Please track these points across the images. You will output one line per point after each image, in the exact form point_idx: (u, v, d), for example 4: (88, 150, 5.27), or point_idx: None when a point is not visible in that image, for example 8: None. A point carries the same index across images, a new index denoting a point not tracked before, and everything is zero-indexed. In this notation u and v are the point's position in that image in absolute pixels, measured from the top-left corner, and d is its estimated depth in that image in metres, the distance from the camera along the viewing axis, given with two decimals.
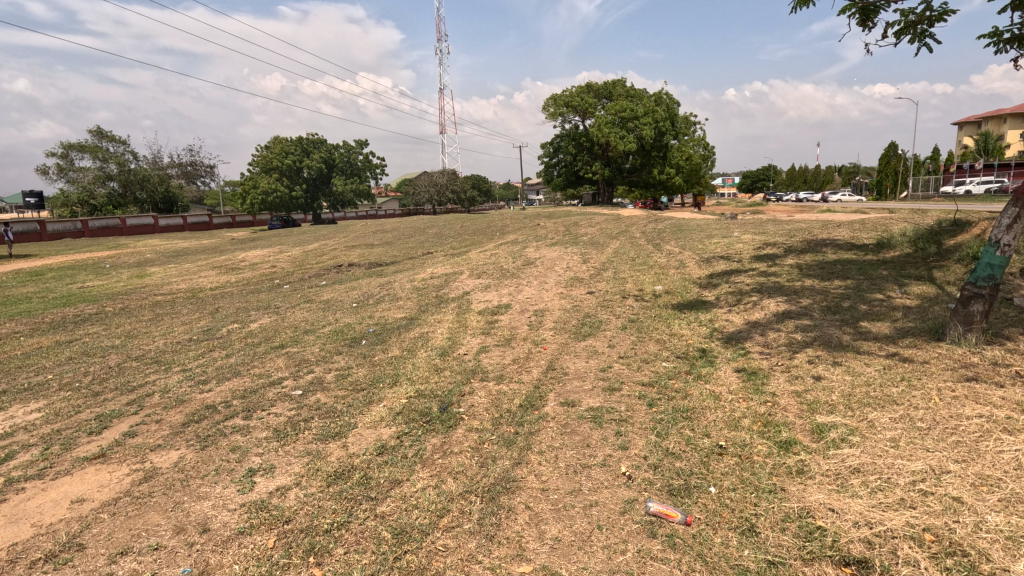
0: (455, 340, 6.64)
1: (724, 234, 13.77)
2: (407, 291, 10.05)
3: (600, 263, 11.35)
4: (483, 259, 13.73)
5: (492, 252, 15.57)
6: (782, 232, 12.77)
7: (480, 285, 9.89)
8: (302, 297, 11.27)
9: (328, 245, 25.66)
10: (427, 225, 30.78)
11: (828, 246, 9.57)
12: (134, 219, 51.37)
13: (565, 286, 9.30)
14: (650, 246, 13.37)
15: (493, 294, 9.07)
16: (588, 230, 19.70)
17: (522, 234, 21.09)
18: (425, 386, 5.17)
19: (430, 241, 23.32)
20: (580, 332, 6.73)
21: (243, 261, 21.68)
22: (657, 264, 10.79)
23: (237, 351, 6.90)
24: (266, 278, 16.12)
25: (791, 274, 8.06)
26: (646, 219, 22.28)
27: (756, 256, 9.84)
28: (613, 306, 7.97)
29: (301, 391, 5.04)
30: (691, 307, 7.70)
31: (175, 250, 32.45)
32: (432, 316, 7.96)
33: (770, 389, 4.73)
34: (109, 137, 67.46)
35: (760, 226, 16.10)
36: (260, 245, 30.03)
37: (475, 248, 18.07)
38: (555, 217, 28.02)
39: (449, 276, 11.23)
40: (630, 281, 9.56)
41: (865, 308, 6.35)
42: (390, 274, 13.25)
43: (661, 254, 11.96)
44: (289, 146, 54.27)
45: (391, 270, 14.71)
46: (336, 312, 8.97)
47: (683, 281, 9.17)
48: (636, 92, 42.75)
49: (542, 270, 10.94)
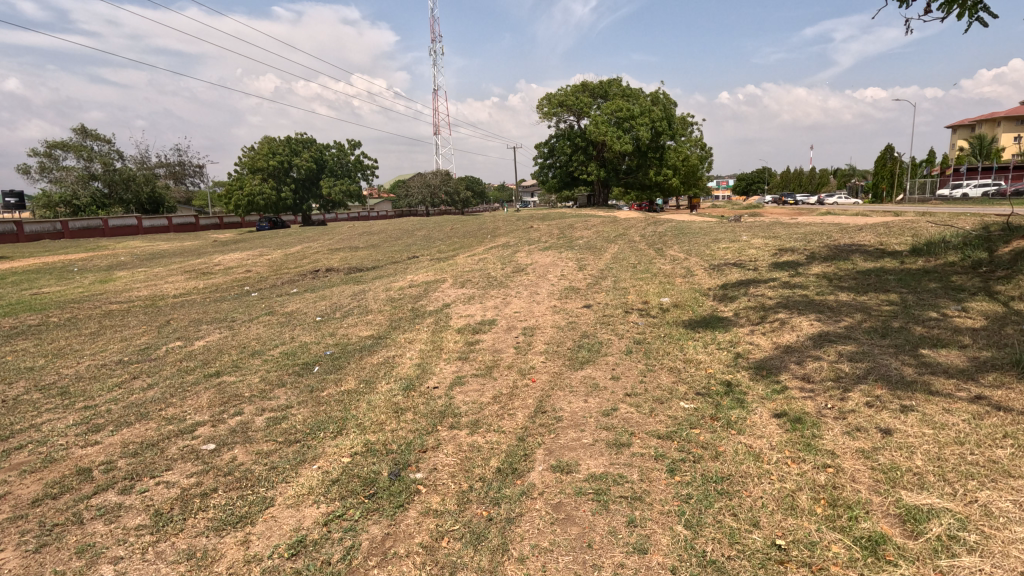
0: (426, 369, 5.51)
1: (731, 239, 12.69)
2: (380, 302, 8.90)
3: (597, 270, 10.24)
4: (469, 265, 12.60)
5: (481, 257, 14.45)
6: (796, 236, 11.72)
7: (463, 295, 8.78)
8: (264, 308, 10.09)
9: (311, 248, 24.42)
10: (416, 227, 29.65)
11: (855, 253, 8.51)
12: (116, 219, 49.89)
13: (558, 298, 8.17)
14: (652, 251, 12.28)
15: (476, 307, 7.95)
16: (582, 233, 18.60)
17: (515, 238, 19.97)
18: (378, 437, 4.02)
19: (417, 244, 22.18)
20: (577, 357, 5.60)
21: (216, 264, 20.41)
22: (661, 273, 9.68)
23: (162, 380, 5.70)
24: (236, 285, 14.90)
25: (820, 288, 6.97)
26: (644, 221, 21.23)
27: (774, 264, 8.77)
28: (614, 322, 6.85)
29: (214, 445, 3.86)
30: (705, 325, 6.58)
31: (153, 252, 31.15)
32: (404, 335, 6.83)
33: (825, 445, 3.60)
34: (93, 136, 65.80)
35: (767, 229, 15.08)
36: (241, 248, 28.75)
37: (463, 252, 16.93)
38: (549, 219, 26.95)
39: (429, 285, 10.09)
40: (632, 292, 8.44)
41: (921, 330, 5.26)
42: (367, 282, 12.08)
43: (664, 260, 10.87)
44: (277, 145, 52.93)
45: (370, 277, 13.54)
46: (296, 327, 7.79)
47: (692, 293, 8.06)
48: (632, 91, 41.80)
49: (534, 278, 9.83)
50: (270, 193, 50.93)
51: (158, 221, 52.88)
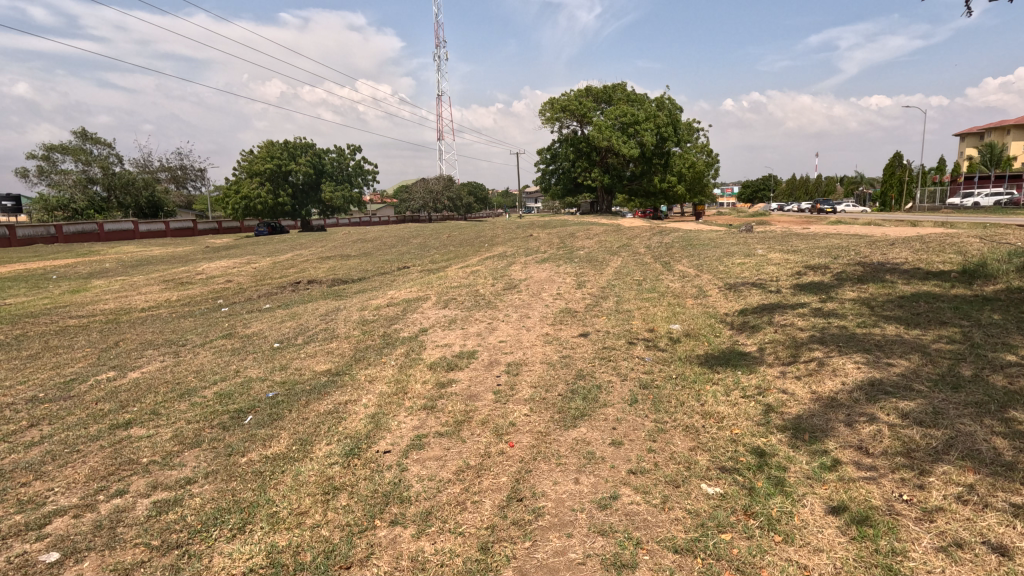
0: (381, 422, 4.43)
1: (745, 252, 11.58)
2: (350, 325, 7.85)
3: (598, 288, 9.15)
4: (458, 280, 11.54)
5: (473, 270, 13.41)
6: (817, 251, 10.63)
7: (444, 318, 7.72)
8: (224, 328, 9.07)
9: (301, 256, 23.46)
10: (412, 234, 28.68)
11: (893, 273, 7.41)
12: (112, 223, 49.18)
13: (552, 323, 7.08)
14: (658, 265, 11.21)
15: (456, 334, 6.87)
16: (583, 244, 17.53)
17: (512, 247, 18.96)
18: (290, 541, 2.93)
19: (410, 253, 21.15)
20: (569, 410, 4.50)
21: (199, 273, 19.45)
22: (670, 293, 8.58)
23: (57, 432, 4.63)
24: (210, 298, 13.92)
25: (862, 318, 5.86)
26: (648, 230, 20.20)
27: (800, 284, 7.67)
28: (616, 358, 5.75)
29: (57, 555, 2.80)
30: (724, 363, 5.48)
31: (143, 258, 30.33)
32: (366, 371, 5.75)
33: (915, 570, 2.52)
34: (92, 139, 65.26)
35: (783, 241, 13.96)
36: (231, 255, 27.83)
37: (456, 264, 15.93)
38: (550, 227, 25.91)
39: (410, 303, 9.05)
40: (636, 317, 7.35)
41: (1005, 381, 4.15)
42: (347, 298, 11.05)
43: (673, 277, 9.79)
44: (274, 149, 52.35)
45: (352, 291, 12.51)
46: (247, 357, 6.73)
47: (708, 320, 6.95)
48: (637, 96, 40.84)
49: (527, 297, 8.76)
50: (265, 198, 50.37)
51: (155, 226, 52.22)
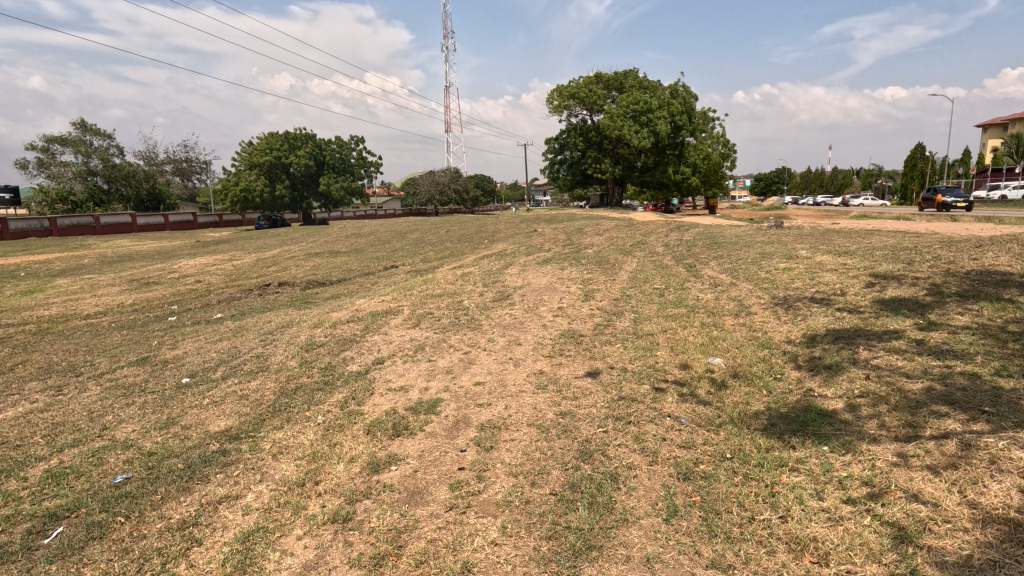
0: (251, 557, 2.66)
1: (786, 253, 9.69)
2: (291, 352, 6.08)
3: (610, 301, 7.34)
4: (443, 286, 9.78)
5: (464, 272, 11.68)
6: (877, 253, 8.75)
7: (411, 343, 5.95)
8: (147, 348, 7.34)
9: (288, 253, 21.90)
10: (410, 229, 26.95)
11: (1007, 286, 5.53)
12: (109, 216, 47.92)
13: (549, 355, 5.28)
14: (681, 270, 9.35)
15: (420, 371, 5.10)
16: (592, 241, 15.72)
17: (513, 244, 17.20)
18: None
19: (403, 251, 19.42)
20: (566, 536, 2.71)
21: (172, 272, 17.77)
22: (703, 310, 6.74)
23: None
24: (167, 303, 12.30)
25: (998, 362, 4.01)
26: (664, 225, 18.35)
27: (877, 301, 5.81)
28: (639, 420, 3.94)
29: None
30: (804, 434, 3.65)
31: (129, 253, 28.83)
32: (278, 436, 3.98)
33: None
34: (92, 130, 63.95)
35: (825, 239, 12.07)
36: (218, 251, 26.21)
37: (448, 264, 14.23)
38: (557, 221, 24.04)
39: (376, 319, 7.28)
40: (662, 347, 5.53)
41: None
42: (310, 308, 9.36)
43: (702, 287, 7.94)
44: (274, 141, 51.39)
45: (322, 297, 10.84)
46: (138, 400, 5.00)
47: (762, 355, 5.12)
48: (650, 83, 38.74)
49: (520, 311, 6.99)
50: (263, 191, 49.27)
51: (153, 219, 50.87)
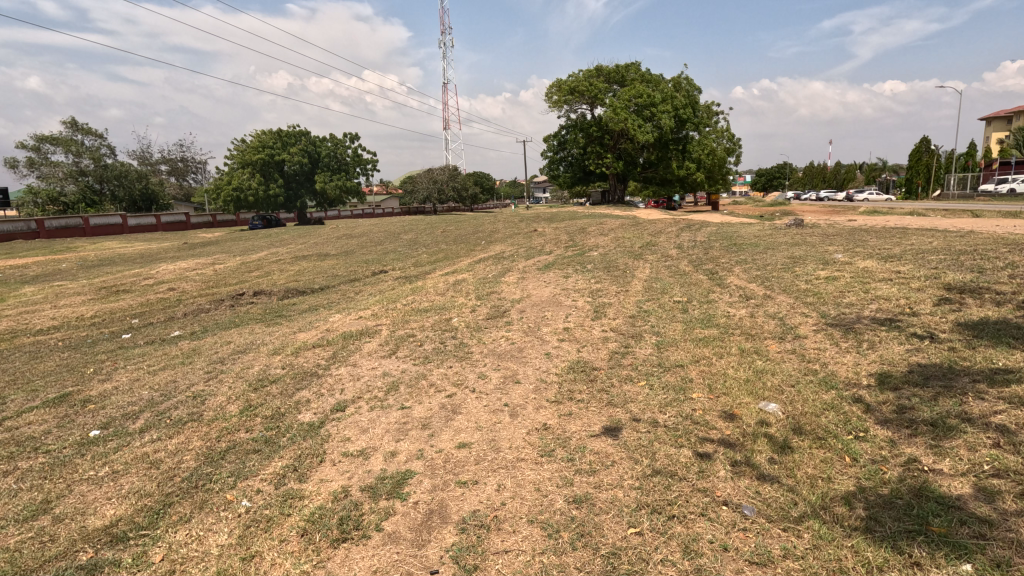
0: None
1: (819, 257, 8.56)
2: (235, 391, 4.92)
3: (626, 319, 6.18)
4: (431, 297, 8.63)
5: (457, 280, 10.56)
6: (929, 256, 7.62)
7: (383, 380, 4.79)
8: (76, 379, 6.18)
9: (275, 256, 20.78)
10: (404, 229, 25.79)
11: None
12: (99, 217, 46.77)
13: (556, 401, 4.13)
14: (702, 279, 8.21)
15: (389, 424, 3.95)
16: (596, 242, 14.58)
17: (512, 246, 16.07)
18: None
19: (395, 253, 18.29)
20: None
21: (148, 278, 16.64)
22: (740, 333, 5.58)
23: None
24: (129, 314, 11.16)
25: None
26: (672, 224, 17.24)
27: (963, 325, 4.67)
28: (687, 514, 2.79)
29: None
30: (932, 543, 2.50)
31: (112, 257, 27.67)
32: (177, 539, 2.83)
33: None
34: (82, 129, 62.66)
35: (855, 239, 10.95)
36: (203, 253, 25.01)
37: (441, 268, 13.12)
38: (557, 220, 22.86)
39: (347, 343, 6.13)
40: (697, 388, 4.38)
41: None
42: (279, 324, 8.21)
43: (732, 302, 6.78)
44: (267, 139, 50.23)
45: (297, 310, 9.71)
46: (22, 464, 3.84)
47: (830, 400, 3.97)
48: (652, 76, 37.56)
49: (519, 333, 5.85)
50: (257, 189, 48.09)
51: (146, 220, 49.81)
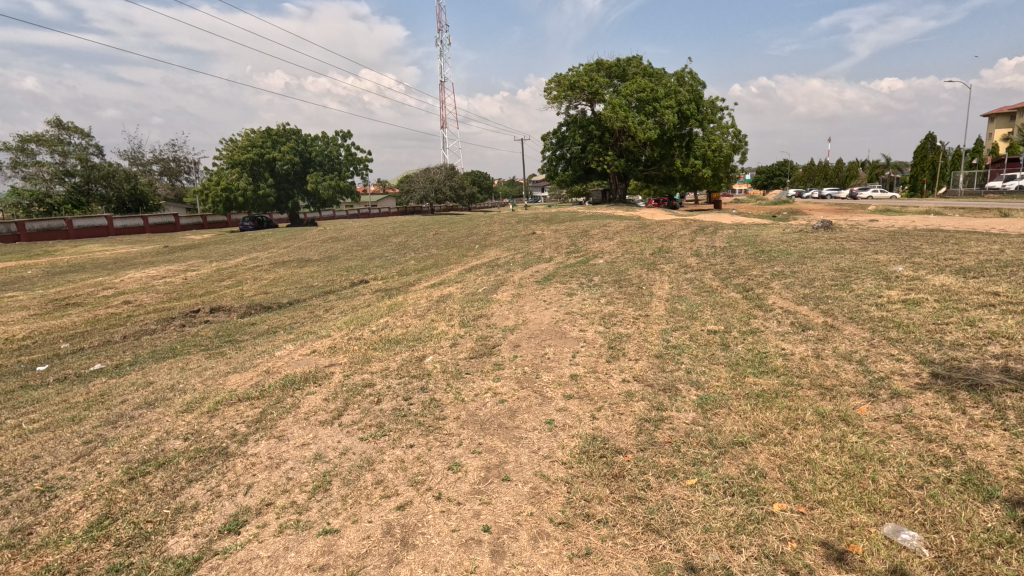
0: None
1: (875, 271, 7.10)
2: (101, 483, 3.42)
3: (651, 362, 4.71)
4: (408, 320, 7.18)
5: (442, 296, 9.11)
6: (1017, 272, 6.20)
7: (313, 470, 3.31)
8: None
9: (253, 262, 19.31)
10: (394, 231, 24.30)
11: None
12: (83, 219, 45.11)
13: (565, 524, 2.65)
14: (738, 299, 6.75)
15: (299, 570, 2.47)
16: (601, 248, 13.14)
17: (507, 252, 14.61)
18: None
19: (382, 259, 16.82)
20: None
21: (108, 288, 15.15)
22: (811, 387, 4.11)
23: None
24: (65, 336, 9.65)
25: None
26: (682, 226, 15.84)
27: None
28: None
29: None
30: None
31: (87, 262, 26.13)
32: None
33: None
34: (67, 128, 60.91)
35: (902, 246, 9.52)
36: (179, 259, 23.46)
37: (427, 279, 11.67)
38: (556, 222, 21.39)
39: (283, 396, 4.64)
40: (777, 493, 2.89)
41: None
42: (222, 357, 6.73)
43: (783, 334, 5.31)
44: (256, 138, 48.71)
45: (251, 334, 8.25)
46: None
47: (999, 527, 2.51)
48: (655, 70, 36.07)
49: (512, 383, 4.38)
50: (247, 190, 46.57)
51: (132, 221, 48.22)
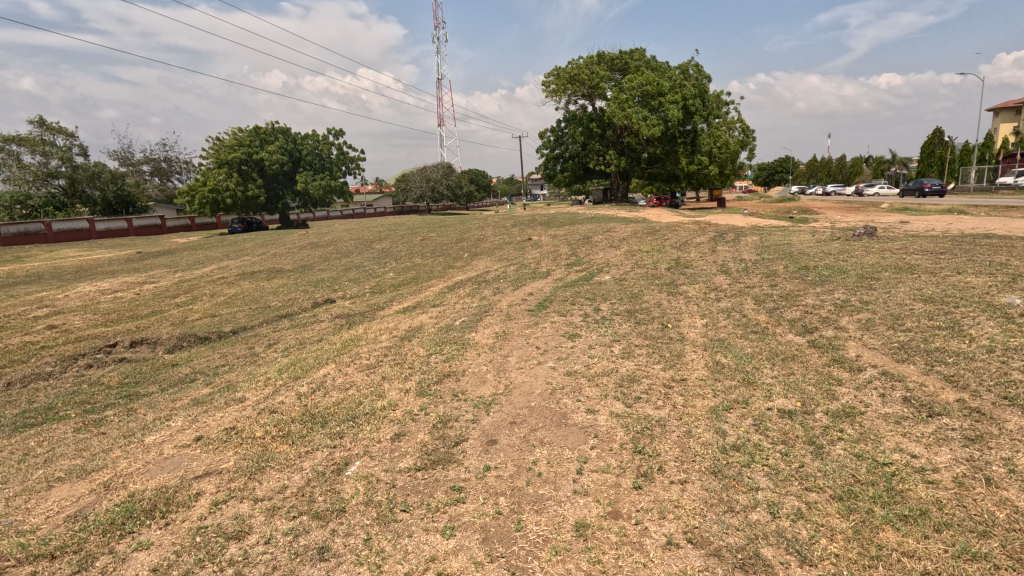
0: None
1: (985, 306, 5.27)
2: None
3: (707, 494, 2.84)
4: (353, 376, 5.31)
5: (413, 329, 7.28)
6: None
7: None
8: None
9: (220, 273, 17.43)
10: (378, 236, 22.40)
11: None
12: (63, 223, 43.09)
13: None
14: (802, 348, 4.90)
15: None
16: (607, 259, 11.31)
17: (500, 264, 12.79)
18: None
19: (358, 270, 14.91)
20: None
21: (44, 308, 13.22)
22: (1015, 568, 2.24)
23: None
24: None
25: None
26: (696, 232, 14.04)
27: None
28: None
29: None
30: None
31: (51, 270, 24.17)
32: None
33: None
34: (50, 129, 58.75)
35: (982, 261, 7.68)
36: (144, 267, 21.50)
37: (401, 300, 9.84)
38: (555, 226, 19.52)
39: (93, 556, 2.75)
40: None
41: None
42: (93, 432, 4.84)
43: (902, 425, 3.44)
44: (244, 137, 46.73)
45: (162, 386, 6.39)
46: None
47: None
48: (659, 63, 34.20)
49: (475, 550, 2.50)
50: (235, 191, 44.58)
51: (115, 223, 46.14)
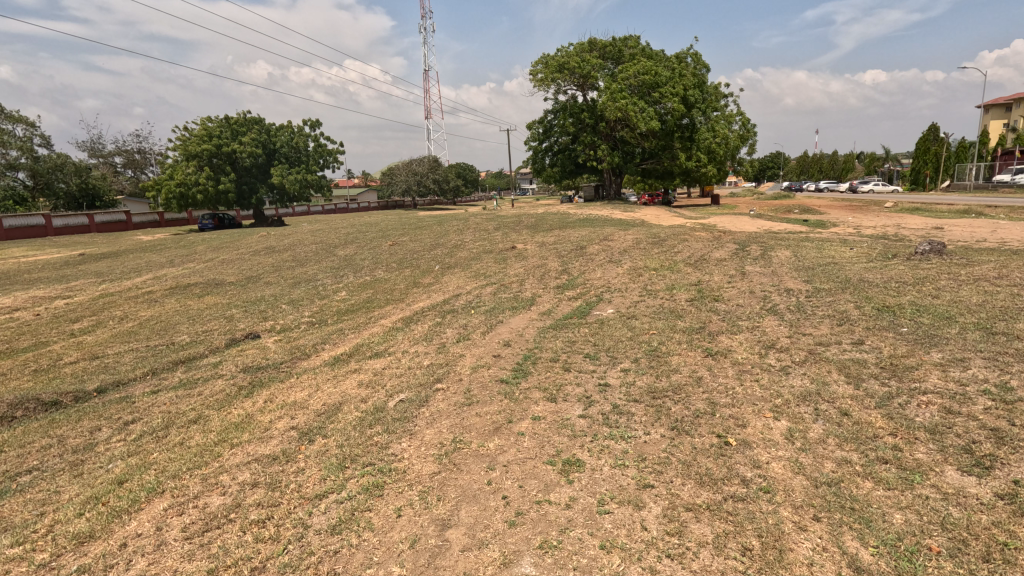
0: None
1: None
2: None
3: None
4: (164, 558, 2.88)
5: (326, 410, 4.83)
6: None
7: None
8: None
9: (153, 285, 14.80)
10: (345, 240, 19.86)
11: None
12: (17, 219, 39.74)
13: None
14: (1008, 527, 2.55)
15: None
16: (608, 282, 8.97)
17: (475, 283, 10.39)
18: None
19: (307, 286, 12.41)
20: None
21: None
22: None
23: None
24: None
25: None
26: (710, 243, 11.75)
27: None
28: None
29: None
30: None
31: None
32: None
33: None
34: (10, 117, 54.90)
35: None
36: (74, 274, 18.70)
37: (337, 342, 7.40)
38: (542, 229, 17.17)
39: None
40: None
41: None
42: None
43: None
44: (214, 127, 43.64)
45: None
46: None
47: None
48: (654, 52, 31.84)
49: None
50: (205, 185, 41.56)
51: (74, 219, 42.79)
